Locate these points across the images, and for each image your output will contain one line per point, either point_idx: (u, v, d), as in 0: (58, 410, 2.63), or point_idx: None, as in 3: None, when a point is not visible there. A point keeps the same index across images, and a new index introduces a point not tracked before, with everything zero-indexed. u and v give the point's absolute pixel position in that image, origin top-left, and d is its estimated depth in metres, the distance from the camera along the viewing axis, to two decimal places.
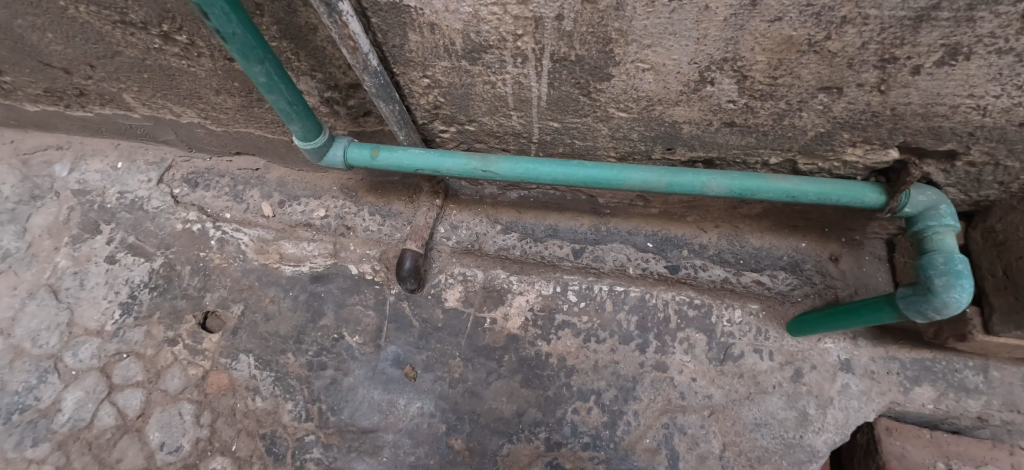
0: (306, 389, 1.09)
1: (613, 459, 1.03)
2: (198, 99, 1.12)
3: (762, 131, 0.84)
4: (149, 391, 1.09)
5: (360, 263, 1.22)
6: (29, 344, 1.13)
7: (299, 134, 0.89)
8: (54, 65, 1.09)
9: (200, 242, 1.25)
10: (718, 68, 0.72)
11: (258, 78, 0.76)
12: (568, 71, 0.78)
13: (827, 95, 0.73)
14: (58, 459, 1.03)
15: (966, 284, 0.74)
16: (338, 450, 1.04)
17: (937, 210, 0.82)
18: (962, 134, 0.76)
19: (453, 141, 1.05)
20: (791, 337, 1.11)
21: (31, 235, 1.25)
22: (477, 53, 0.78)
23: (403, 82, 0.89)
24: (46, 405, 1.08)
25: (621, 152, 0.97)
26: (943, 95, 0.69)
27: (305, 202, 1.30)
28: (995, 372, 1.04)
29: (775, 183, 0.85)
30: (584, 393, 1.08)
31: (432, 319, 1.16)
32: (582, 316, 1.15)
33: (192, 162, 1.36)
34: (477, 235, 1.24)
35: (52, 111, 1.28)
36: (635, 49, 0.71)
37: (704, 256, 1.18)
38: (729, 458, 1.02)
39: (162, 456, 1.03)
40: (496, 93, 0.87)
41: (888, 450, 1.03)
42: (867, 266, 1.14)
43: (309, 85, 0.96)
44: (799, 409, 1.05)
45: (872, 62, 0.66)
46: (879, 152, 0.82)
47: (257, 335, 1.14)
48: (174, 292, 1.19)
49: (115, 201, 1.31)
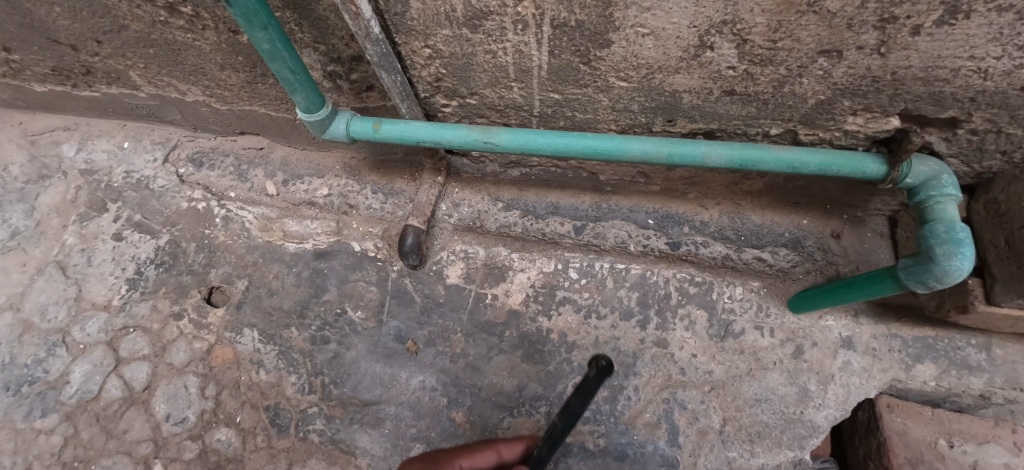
0: (309, 363, 1.10)
1: (613, 433, 1.03)
2: (203, 76, 1.13)
3: (763, 99, 0.84)
4: (155, 364, 1.10)
5: (364, 241, 1.23)
6: (38, 318, 1.15)
7: (302, 105, 0.90)
8: (61, 42, 1.11)
9: (205, 219, 1.26)
10: (717, 32, 0.72)
11: (261, 44, 0.77)
12: (569, 38, 0.78)
13: (826, 59, 0.73)
14: (66, 429, 1.04)
15: (968, 251, 0.75)
16: (341, 422, 1.05)
17: (939, 180, 0.82)
18: (963, 99, 0.76)
19: (454, 116, 1.06)
20: (792, 315, 1.11)
21: (39, 214, 1.27)
22: (478, 20, 0.78)
23: (405, 52, 0.89)
24: (55, 377, 1.09)
25: (622, 125, 0.98)
26: (943, 57, 0.69)
27: (308, 181, 1.31)
28: (998, 350, 1.04)
29: (775, 153, 0.85)
30: (585, 368, 1.09)
31: (434, 294, 1.17)
32: (584, 293, 1.16)
33: (197, 141, 1.37)
34: (479, 213, 1.24)
35: (59, 91, 1.30)
36: (635, 13, 0.72)
37: (706, 233, 1.18)
38: (729, 432, 1.02)
39: (168, 427, 1.05)
40: (497, 63, 0.87)
41: (889, 426, 1.02)
42: (869, 242, 1.13)
43: (313, 58, 0.97)
44: (800, 385, 1.05)
45: (872, 23, 0.66)
46: (880, 121, 0.82)
47: (262, 309, 1.16)
48: (179, 268, 1.21)
49: (122, 180, 1.32)
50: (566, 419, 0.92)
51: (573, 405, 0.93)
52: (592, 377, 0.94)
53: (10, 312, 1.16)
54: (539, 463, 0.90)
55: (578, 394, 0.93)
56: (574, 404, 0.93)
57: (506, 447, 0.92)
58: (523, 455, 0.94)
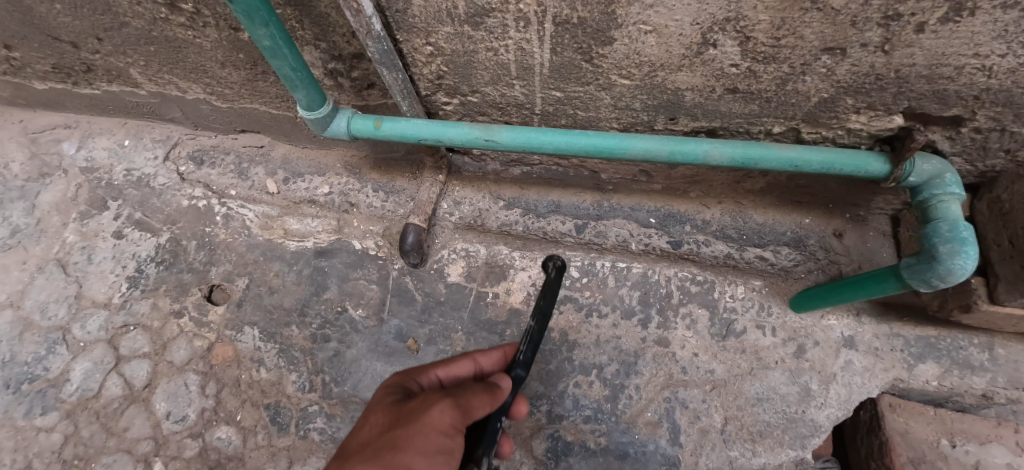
0: (309, 361, 1.10)
1: (614, 431, 1.03)
2: (203, 73, 1.13)
3: (766, 97, 0.83)
4: (156, 362, 1.10)
5: (364, 239, 1.23)
6: (38, 316, 1.15)
7: (303, 102, 0.89)
8: (62, 39, 1.10)
9: (206, 217, 1.26)
10: (720, 29, 0.72)
11: (262, 41, 0.76)
12: (571, 35, 0.78)
13: (830, 56, 0.73)
14: (66, 427, 1.04)
15: (971, 250, 0.74)
16: (342, 420, 1.05)
17: (942, 179, 0.81)
18: (968, 97, 0.75)
19: (456, 114, 1.05)
20: (794, 314, 1.11)
21: (39, 212, 1.27)
22: (480, 17, 0.78)
23: (406, 49, 0.89)
24: (54, 375, 1.09)
25: (623, 123, 0.97)
26: (948, 54, 0.69)
27: (309, 179, 1.30)
28: (1000, 350, 1.04)
29: (778, 151, 0.84)
30: (586, 367, 1.08)
31: (435, 293, 1.16)
32: (585, 292, 1.16)
33: (198, 140, 1.37)
34: (480, 211, 1.24)
35: (60, 89, 1.30)
36: (637, 10, 0.71)
37: (707, 232, 1.17)
38: (730, 432, 1.02)
39: (169, 425, 1.05)
40: (499, 60, 0.87)
41: (891, 426, 1.01)
42: (871, 242, 1.13)
43: (314, 55, 0.97)
44: (802, 384, 1.05)
45: (876, 20, 0.65)
46: (884, 119, 0.82)
47: (262, 307, 1.16)
48: (179, 266, 1.20)
49: (123, 178, 1.32)
50: (541, 321, 0.90)
51: (542, 306, 0.91)
52: (552, 276, 0.95)
53: (10, 310, 1.15)
54: (523, 366, 0.86)
55: (545, 295, 0.92)
56: (543, 305, 0.91)
57: (484, 357, 0.86)
58: (503, 363, 0.89)
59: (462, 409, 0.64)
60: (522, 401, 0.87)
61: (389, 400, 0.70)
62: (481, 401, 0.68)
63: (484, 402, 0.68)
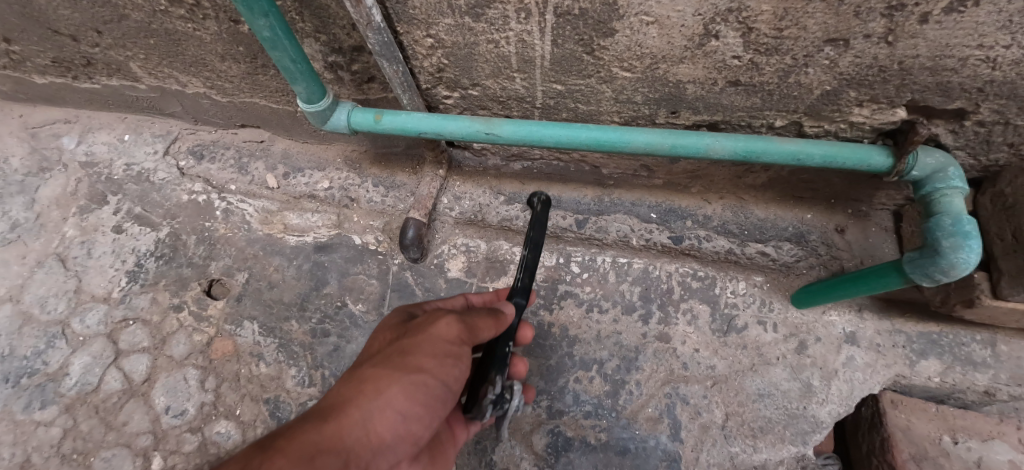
0: (309, 356, 1.10)
1: (614, 427, 1.03)
2: (203, 67, 1.13)
3: (768, 90, 0.83)
4: (155, 356, 1.10)
5: (364, 234, 1.23)
6: (38, 309, 1.15)
7: (303, 95, 0.89)
8: (61, 32, 1.10)
9: (206, 212, 1.26)
10: (723, 20, 0.71)
11: (262, 32, 0.76)
12: (572, 27, 0.78)
13: (833, 48, 0.72)
14: (65, 421, 1.04)
15: (975, 244, 0.74)
16: None
17: (946, 173, 0.81)
18: (971, 89, 0.75)
19: (456, 108, 1.05)
20: (795, 310, 1.11)
21: (39, 206, 1.26)
22: (480, 8, 0.77)
23: (406, 42, 0.89)
24: (54, 369, 1.09)
25: (625, 116, 0.97)
26: (952, 46, 0.68)
27: (309, 174, 1.30)
28: (1003, 346, 1.03)
29: (780, 144, 0.84)
30: (586, 363, 1.08)
31: (435, 288, 1.16)
32: (585, 287, 1.15)
33: (198, 134, 1.37)
34: (480, 206, 1.23)
35: (60, 83, 1.29)
36: (639, 1, 0.71)
37: (709, 227, 1.17)
38: (731, 427, 1.02)
39: (168, 419, 1.04)
40: (500, 53, 0.86)
41: (892, 422, 1.01)
42: (873, 237, 1.12)
43: (314, 48, 0.97)
44: (803, 380, 1.04)
45: (880, 10, 0.65)
46: (886, 112, 0.82)
47: (262, 301, 1.15)
48: (179, 261, 1.20)
49: (122, 173, 1.32)
50: (533, 250, 0.95)
51: (534, 238, 0.97)
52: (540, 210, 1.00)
53: (9, 304, 1.15)
54: (524, 292, 0.90)
55: (534, 226, 0.99)
56: (534, 236, 0.98)
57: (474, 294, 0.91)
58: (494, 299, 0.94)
59: (468, 326, 0.69)
60: (526, 325, 0.92)
61: (403, 318, 0.77)
62: (485, 320, 0.72)
63: (489, 325, 0.72)
